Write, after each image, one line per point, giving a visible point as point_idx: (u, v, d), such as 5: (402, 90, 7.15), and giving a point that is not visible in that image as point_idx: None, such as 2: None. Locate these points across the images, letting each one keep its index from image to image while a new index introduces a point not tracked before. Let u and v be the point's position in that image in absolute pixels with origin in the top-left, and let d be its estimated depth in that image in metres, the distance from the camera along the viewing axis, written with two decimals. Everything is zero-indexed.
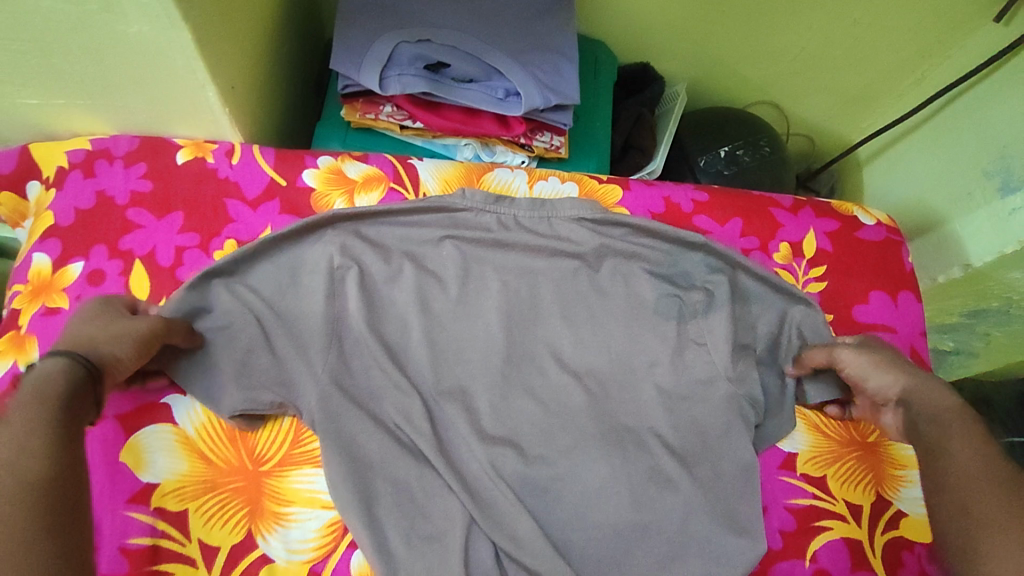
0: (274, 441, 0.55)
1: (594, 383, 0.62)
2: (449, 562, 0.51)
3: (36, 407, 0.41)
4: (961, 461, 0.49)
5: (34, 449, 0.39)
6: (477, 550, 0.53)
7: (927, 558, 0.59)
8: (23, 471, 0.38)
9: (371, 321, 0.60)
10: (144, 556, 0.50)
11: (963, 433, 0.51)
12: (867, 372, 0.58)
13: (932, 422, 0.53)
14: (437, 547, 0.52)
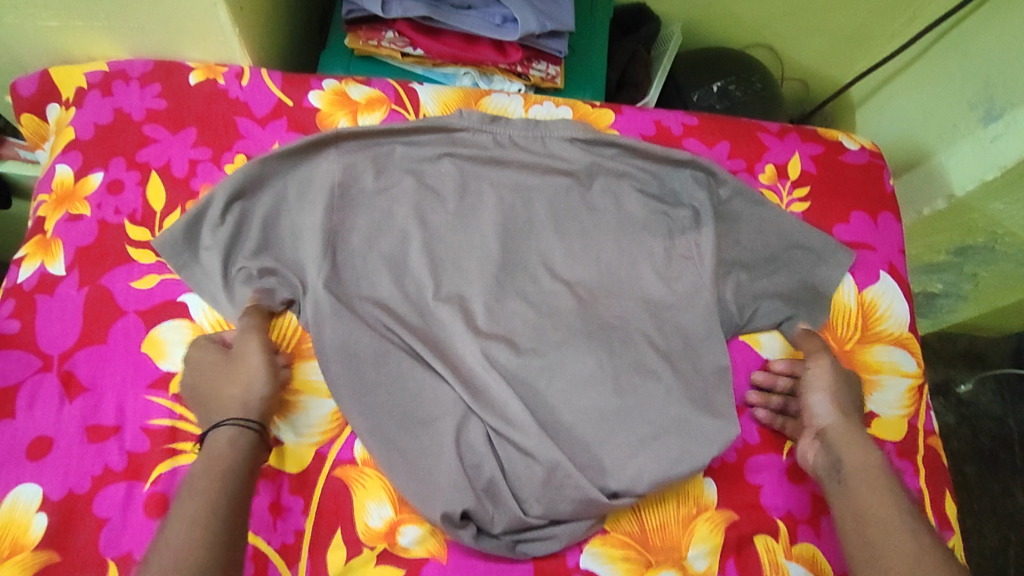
0: (284, 337, 0.60)
1: (585, 291, 0.65)
2: (440, 442, 0.56)
3: (217, 482, 0.48)
4: (872, 517, 0.51)
5: (208, 520, 0.45)
6: (468, 433, 0.57)
7: (896, 454, 0.63)
8: (197, 540, 0.44)
9: (371, 232, 0.63)
10: (164, 434, 0.56)
11: (880, 484, 0.53)
12: (828, 401, 0.60)
13: (858, 474, 0.54)
14: (428, 431, 0.56)
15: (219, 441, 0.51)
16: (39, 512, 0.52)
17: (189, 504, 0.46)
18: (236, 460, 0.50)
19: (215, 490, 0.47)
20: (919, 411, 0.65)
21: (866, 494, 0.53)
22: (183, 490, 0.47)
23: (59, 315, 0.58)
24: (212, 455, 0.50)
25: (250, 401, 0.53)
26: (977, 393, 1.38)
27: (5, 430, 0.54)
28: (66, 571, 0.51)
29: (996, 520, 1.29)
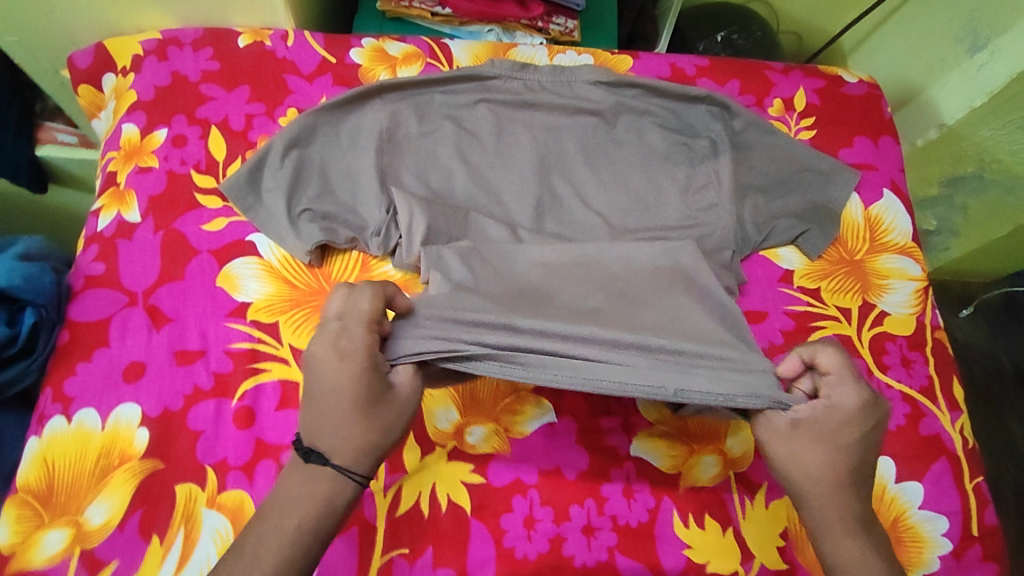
0: (347, 267, 0.66)
1: (616, 216, 0.71)
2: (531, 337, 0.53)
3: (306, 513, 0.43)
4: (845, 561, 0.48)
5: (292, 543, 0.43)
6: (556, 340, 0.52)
7: (908, 347, 0.69)
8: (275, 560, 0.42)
9: (419, 172, 0.69)
10: (245, 356, 0.61)
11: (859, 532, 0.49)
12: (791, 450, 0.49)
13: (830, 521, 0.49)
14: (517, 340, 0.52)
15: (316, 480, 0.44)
16: (140, 427, 0.57)
17: (285, 518, 0.43)
18: (328, 502, 0.44)
19: (306, 521, 0.43)
20: (926, 309, 0.71)
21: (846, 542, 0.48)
22: (280, 494, 0.44)
23: (138, 254, 0.63)
24: (293, 500, 0.44)
25: (367, 446, 0.45)
26: (971, 334, 1.46)
27: (101, 357, 0.59)
28: (170, 475, 0.56)
29: (998, 452, 1.37)
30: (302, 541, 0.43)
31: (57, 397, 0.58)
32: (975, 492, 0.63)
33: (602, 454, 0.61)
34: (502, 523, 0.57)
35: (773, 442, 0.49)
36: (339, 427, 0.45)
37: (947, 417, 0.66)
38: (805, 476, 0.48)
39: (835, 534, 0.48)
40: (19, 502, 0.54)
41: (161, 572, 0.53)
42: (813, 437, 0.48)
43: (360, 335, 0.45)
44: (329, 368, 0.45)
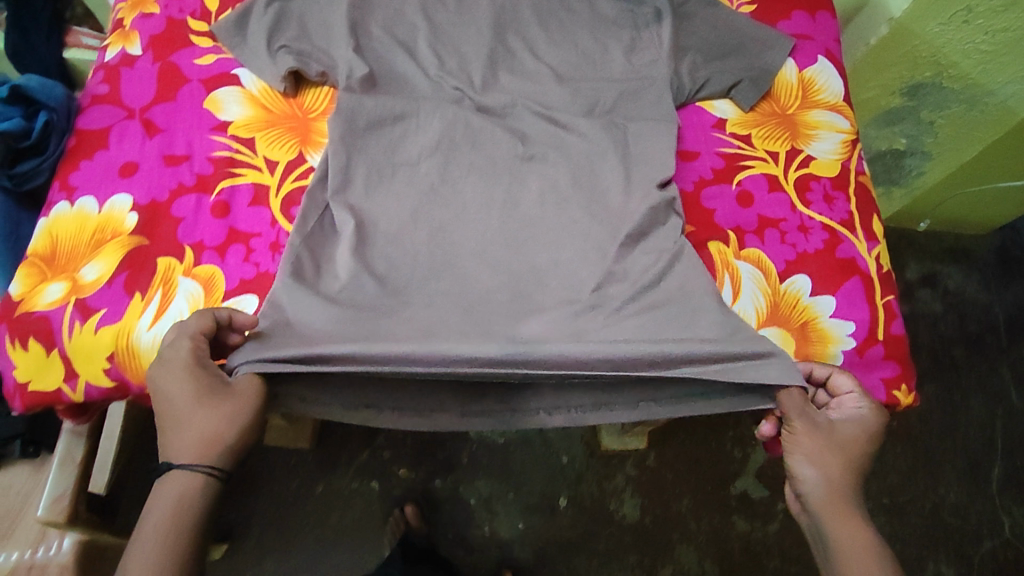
0: (319, 100, 0.74)
1: (564, 70, 0.78)
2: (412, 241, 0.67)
3: (179, 506, 0.53)
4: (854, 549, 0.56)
5: (171, 527, 0.53)
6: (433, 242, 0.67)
7: (831, 186, 0.74)
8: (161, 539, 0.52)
9: (386, 23, 0.77)
10: (224, 162, 0.69)
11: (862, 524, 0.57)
12: (807, 446, 0.58)
13: (840, 517, 0.57)
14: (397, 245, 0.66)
15: (178, 483, 0.54)
16: (131, 212, 0.66)
17: (159, 511, 0.53)
18: (193, 499, 0.54)
19: (178, 514, 0.53)
20: (852, 157, 0.77)
21: (852, 536, 0.56)
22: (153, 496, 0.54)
23: (138, 79, 0.73)
24: (164, 496, 0.54)
25: (218, 441, 0.55)
26: (961, 284, 1.57)
27: (101, 157, 0.68)
28: (154, 250, 0.65)
29: (967, 392, 1.48)
30: (172, 532, 0.53)
31: (63, 187, 0.67)
32: (884, 307, 0.68)
33: (537, 258, 0.68)
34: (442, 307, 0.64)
35: (807, 435, 0.58)
36: (189, 429, 0.55)
37: (864, 245, 0.71)
38: (831, 472, 0.58)
39: (845, 528, 0.57)
40: (28, 264, 0.64)
41: (140, 321, 0.61)
42: (836, 442, 0.59)
43: (184, 344, 0.56)
44: (170, 381, 0.55)
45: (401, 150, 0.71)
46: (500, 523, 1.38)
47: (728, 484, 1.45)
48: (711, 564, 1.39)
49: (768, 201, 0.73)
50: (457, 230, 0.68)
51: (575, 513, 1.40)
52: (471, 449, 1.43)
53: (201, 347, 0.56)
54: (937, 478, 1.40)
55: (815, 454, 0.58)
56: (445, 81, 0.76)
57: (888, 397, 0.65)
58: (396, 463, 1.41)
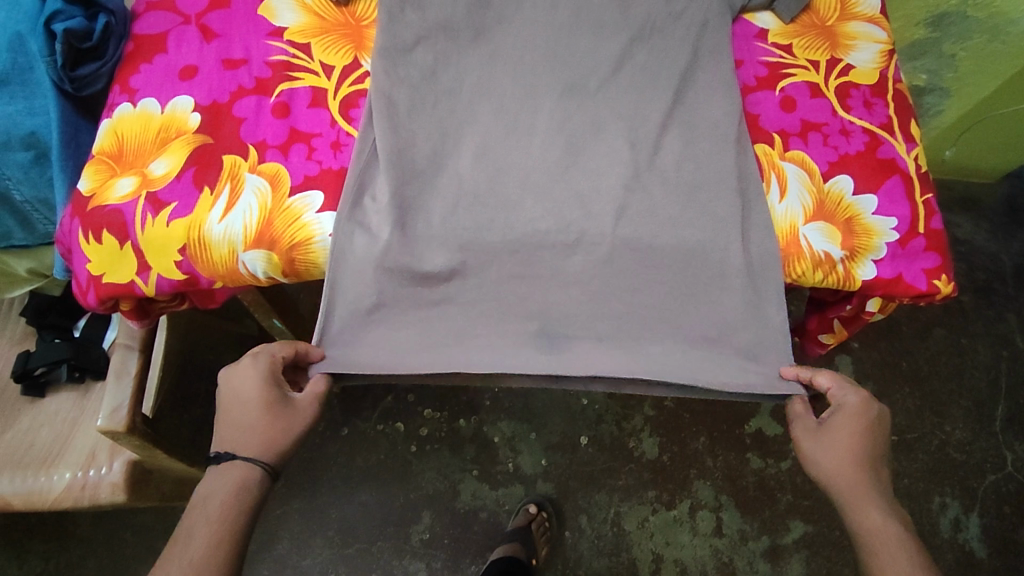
0: (370, 8, 0.75)
1: None
2: (457, 172, 0.67)
3: (235, 491, 0.59)
4: (872, 533, 0.61)
5: (220, 513, 0.58)
6: (475, 169, 0.67)
7: (871, 94, 0.76)
8: (213, 522, 0.57)
9: None
10: (282, 66, 0.70)
11: (882, 506, 0.62)
12: (811, 443, 0.66)
13: (856, 504, 0.63)
14: (443, 174, 0.67)
15: (231, 473, 0.60)
16: (194, 113, 0.67)
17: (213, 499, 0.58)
18: (247, 489, 0.60)
19: (228, 499, 0.58)
20: (890, 66, 0.79)
21: (873, 518, 0.62)
22: (208, 482, 0.59)
23: None
24: (216, 486, 0.59)
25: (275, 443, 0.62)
26: (971, 232, 1.59)
27: (161, 61, 0.69)
28: (219, 149, 0.66)
29: (974, 335, 1.52)
30: (224, 514, 0.58)
31: (124, 89, 0.68)
32: (923, 204, 0.70)
33: (591, 165, 0.67)
34: (497, 216, 0.65)
35: (805, 440, 0.66)
36: (250, 429, 0.61)
37: (904, 147, 0.73)
38: (837, 464, 0.64)
39: (863, 511, 0.62)
40: (95, 162, 0.65)
41: (211, 214, 0.62)
42: (832, 437, 0.65)
43: (262, 359, 0.63)
44: (240, 380, 0.62)
45: (443, 69, 0.70)
46: (522, 460, 1.40)
47: (743, 423, 1.45)
48: (728, 499, 1.40)
49: (811, 106, 0.75)
50: (502, 149, 0.67)
51: (596, 450, 1.41)
52: (493, 391, 1.44)
53: (274, 364, 0.63)
54: (944, 417, 1.44)
55: (814, 448, 0.65)
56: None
57: (929, 287, 0.68)
58: (420, 404, 1.41)
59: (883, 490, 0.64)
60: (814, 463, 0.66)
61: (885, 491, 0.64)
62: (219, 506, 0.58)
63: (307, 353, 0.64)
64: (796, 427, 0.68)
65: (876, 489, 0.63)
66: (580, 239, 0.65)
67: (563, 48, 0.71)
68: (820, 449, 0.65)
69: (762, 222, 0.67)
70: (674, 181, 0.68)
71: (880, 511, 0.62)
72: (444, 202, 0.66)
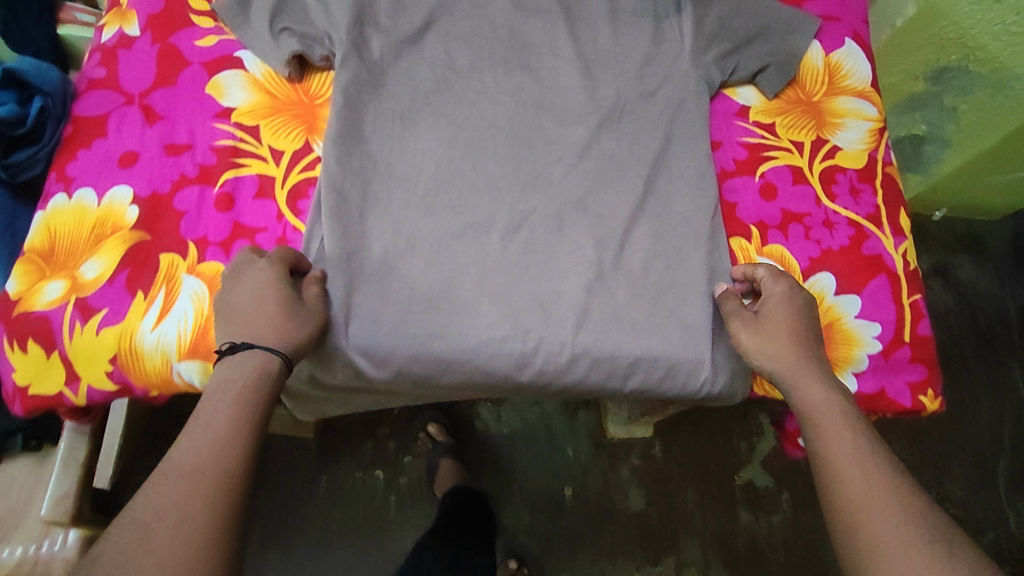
0: (325, 85, 0.71)
1: (586, 64, 0.74)
2: (408, 280, 0.63)
3: (248, 392, 0.51)
4: (842, 456, 0.53)
5: (224, 416, 0.49)
6: (430, 272, 0.63)
7: (858, 179, 0.71)
8: (217, 437, 0.48)
9: (394, 11, 0.73)
10: (228, 152, 0.66)
11: (852, 429, 0.54)
12: (752, 339, 0.60)
13: (817, 420, 0.56)
14: (394, 277, 0.63)
15: (247, 361, 0.52)
16: (131, 204, 0.63)
17: (217, 406, 0.50)
18: (258, 393, 0.51)
19: (243, 402, 0.50)
20: (880, 147, 0.74)
21: (838, 439, 0.54)
22: (217, 391, 0.51)
23: (137, 62, 0.69)
24: (227, 381, 0.51)
25: (286, 333, 0.55)
26: (975, 276, 1.53)
27: (100, 146, 0.65)
28: (157, 246, 0.62)
29: (975, 385, 1.46)
30: (240, 420, 0.50)
31: (61, 178, 0.64)
32: (911, 307, 0.66)
33: (551, 266, 0.64)
34: (452, 320, 0.61)
35: (744, 332, 0.61)
36: (258, 328, 0.54)
37: (891, 242, 0.69)
38: (774, 351, 0.59)
39: (824, 428, 0.55)
40: (24, 261, 0.61)
41: (143, 321, 0.59)
42: (770, 325, 0.60)
43: (269, 259, 0.58)
44: (247, 287, 0.56)
45: (398, 161, 0.68)
46: (505, 512, 1.36)
47: (733, 475, 1.41)
48: (715, 555, 1.36)
49: (792, 194, 0.70)
50: (454, 251, 0.64)
51: (580, 503, 1.37)
52: (476, 440, 1.40)
53: (282, 255, 0.59)
54: (943, 471, 1.40)
55: (752, 339, 0.60)
56: (455, 78, 0.72)
57: (914, 403, 0.64)
58: (402, 453, 1.39)
59: (841, 404, 0.57)
60: (753, 351, 0.60)
61: (840, 399, 0.57)
62: (230, 428, 0.49)
63: (298, 265, 0.61)
64: (729, 319, 0.62)
65: (835, 402, 0.56)
66: (539, 347, 0.61)
67: (526, 142, 0.70)
68: (762, 332, 0.60)
69: (733, 330, 0.64)
70: (641, 283, 0.64)
71: (839, 417, 0.55)
72: (395, 313, 0.61)
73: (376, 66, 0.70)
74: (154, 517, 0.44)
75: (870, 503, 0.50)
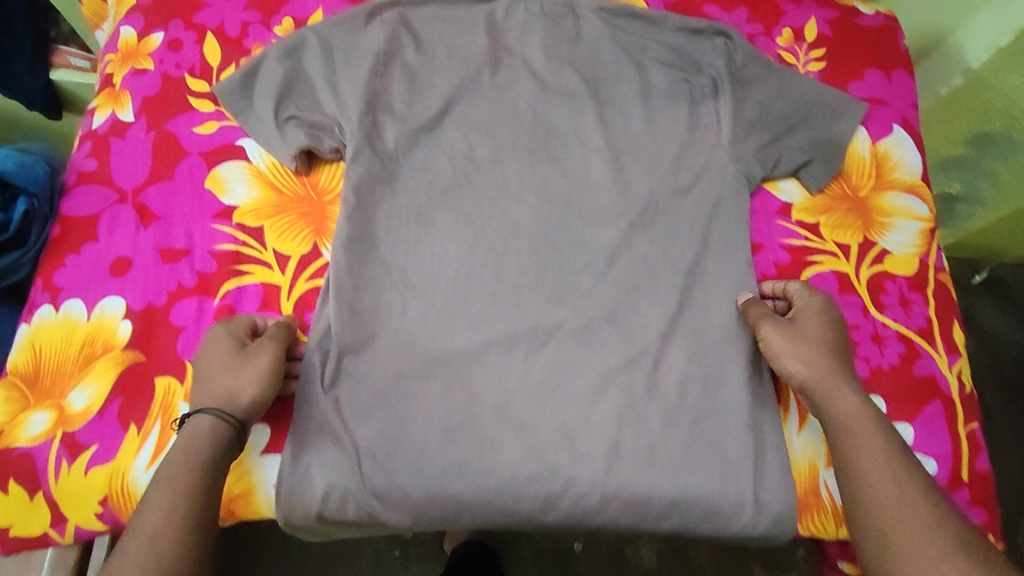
0: (334, 179, 0.66)
1: (616, 156, 0.68)
2: (424, 407, 0.57)
3: (206, 440, 0.49)
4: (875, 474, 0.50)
5: (181, 475, 0.47)
6: (449, 397, 0.58)
7: (908, 287, 0.66)
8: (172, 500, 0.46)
9: (410, 97, 0.67)
10: (230, 258, 0.61)
11: (886, 444, 0.52)
12: (786, 348, 0.58)
13: (849, 431, 0.53)
14: (409, 403, 0.57)
15: (198, 427, 0.50)
16: (124, 319, 0.58)
17: (171, 463, 0.48)
18: (216, 441, 0.50)
19: (198, 454, 0.48)
20: (931, 250, 0.68)
21: (873, 452, 0.51)
22: (169, 451, 0.49)
23: (130, 153, 0.64)
24: (184, 437, 0.50)
25: (238, 396, 0.52)
26: None
27: (90, 251, 0.60)
28: (151, 369, 0.57)
29: None
30: (194, 479, 0.47)
31: (47, 287, 0.59)
32: (968, 437, 0.61)
33: (580, 390, 0.59)
34: (473, 455, 0.56)
35: (778, 336, 0.58)
36: (211, 391, 0.52)
37: (945, 360, 0.64)
38: (808, 359, 0.57)
39: (857, 443, 0.52)
40: (7, 385, 0.56)
41: (138, 459, 0.54)
42: (805, 332, 0.58)
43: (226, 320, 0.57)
44: (208, 335, 0.56)
45: (413, 268, 0.62)
46: None
47: None
48: None
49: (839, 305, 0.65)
50: (475, 373, 0.59)
51: None
52: None
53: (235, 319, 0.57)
54: None
55: (784, 347, 0.58)
56: (474, 172, 0.66)
57: None
58: None
59: (877, 417, 0.54)
60: (785, 363, 0.58)
61: (875, 412, 0.54)
62: (178, 474, 0.47)
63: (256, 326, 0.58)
64: (762, 332, 0.59)
65: (870, 416, 0.53)
66: (567, 488, 0.56)
67: (552, 245, 0.64)
68: (794, 340, 0.58)
69: (778, 465, 0.59)
70: (676, 410, 0.59)
71: (875, 433, 0.52)
72: (411, 448, 0.56)
73: (388, 160, 0.65)
74: None
75: (906, 523, 0.47)
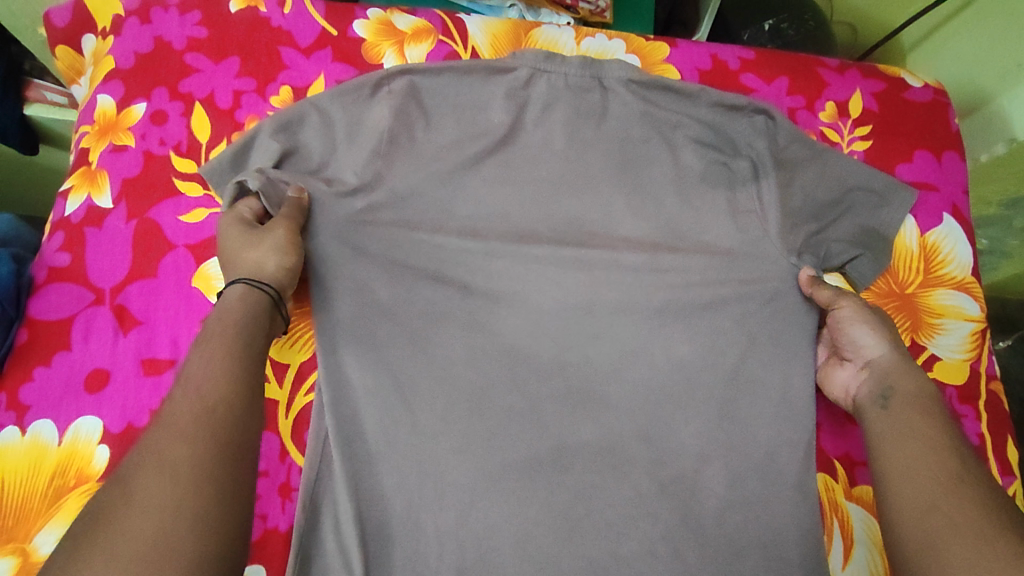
0: None
1: (647, 247, 0.63)
2: (436, 545, 0.51)
3: (233, 344, 0.45)
4: (925, 448, 0.47)
5: (209, 377, 0.42)
6: (463, 534, 0.52)
7: (959, 398, 0.61)
8: (201, 397, 0.40)
9: (421, 180, 0.60)
10: None
11: (936, 422, 0.49)
12: (859, 322, 0.57)
13: (906, 404, 0.50)
14: (420, 542, 0.52)
15: (229, 297, 0.49)
16: (101, 444, 0.52)
17: (203, 369, 0.42)
18: (241, 340, 0.45)
19: (227, 364, 0.43)
20: (981, 355, 0.64)
21: (927, 428, 0.48)
22: (197, 345, 0.45)
23: (108, 244, 0.57)
24: (210, 346, 0.44)
25: (263, 264, 0.51)
26: None
27: (62, 361, 0.53)
28: None
29: None
30: (224, 392, 0.41)
31: (11, 404, 0.52)
32: None
33: (608, 521, 0.54)
34: None
35: (855, 309, 0.57)
36: (235, 259, 0.51)
37: (999, 482, 0.60)
38: (881, 342, 0.55)
39: (914, 421, 0.49)
40: None
41: None
42: (882, 318, 0.57)
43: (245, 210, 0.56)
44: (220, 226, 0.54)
45: (424, 379, 0.56)
46: None
47: None
48: None
49: None
50: (492, 504, 0.53)
51: None
52: None
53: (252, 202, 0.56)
54: None
55: (859, 323, 0.57)
56: (492, 267, 0.60)
57: None
58: None
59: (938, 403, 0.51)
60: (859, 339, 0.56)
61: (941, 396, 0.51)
62: (220, 357, 0.44)
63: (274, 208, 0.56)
64: (839, 305, 0.58)
65: (933, 400, 0.51)
66: None
67: (578, 352, 0.59)
68: (867, 321, 0.57)
69: None
70: (715, 545, 0.54)
71: (933, 417, 0.49)
72: None
73: (395, 253, 0.58)
74: (122, 498, 0.35)
75: (948, 491, 0.43)
